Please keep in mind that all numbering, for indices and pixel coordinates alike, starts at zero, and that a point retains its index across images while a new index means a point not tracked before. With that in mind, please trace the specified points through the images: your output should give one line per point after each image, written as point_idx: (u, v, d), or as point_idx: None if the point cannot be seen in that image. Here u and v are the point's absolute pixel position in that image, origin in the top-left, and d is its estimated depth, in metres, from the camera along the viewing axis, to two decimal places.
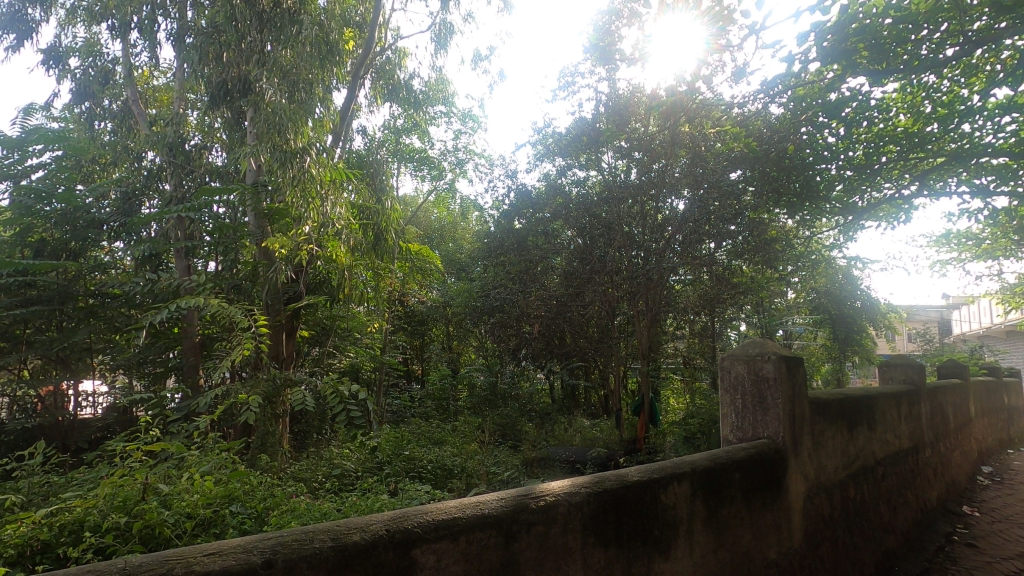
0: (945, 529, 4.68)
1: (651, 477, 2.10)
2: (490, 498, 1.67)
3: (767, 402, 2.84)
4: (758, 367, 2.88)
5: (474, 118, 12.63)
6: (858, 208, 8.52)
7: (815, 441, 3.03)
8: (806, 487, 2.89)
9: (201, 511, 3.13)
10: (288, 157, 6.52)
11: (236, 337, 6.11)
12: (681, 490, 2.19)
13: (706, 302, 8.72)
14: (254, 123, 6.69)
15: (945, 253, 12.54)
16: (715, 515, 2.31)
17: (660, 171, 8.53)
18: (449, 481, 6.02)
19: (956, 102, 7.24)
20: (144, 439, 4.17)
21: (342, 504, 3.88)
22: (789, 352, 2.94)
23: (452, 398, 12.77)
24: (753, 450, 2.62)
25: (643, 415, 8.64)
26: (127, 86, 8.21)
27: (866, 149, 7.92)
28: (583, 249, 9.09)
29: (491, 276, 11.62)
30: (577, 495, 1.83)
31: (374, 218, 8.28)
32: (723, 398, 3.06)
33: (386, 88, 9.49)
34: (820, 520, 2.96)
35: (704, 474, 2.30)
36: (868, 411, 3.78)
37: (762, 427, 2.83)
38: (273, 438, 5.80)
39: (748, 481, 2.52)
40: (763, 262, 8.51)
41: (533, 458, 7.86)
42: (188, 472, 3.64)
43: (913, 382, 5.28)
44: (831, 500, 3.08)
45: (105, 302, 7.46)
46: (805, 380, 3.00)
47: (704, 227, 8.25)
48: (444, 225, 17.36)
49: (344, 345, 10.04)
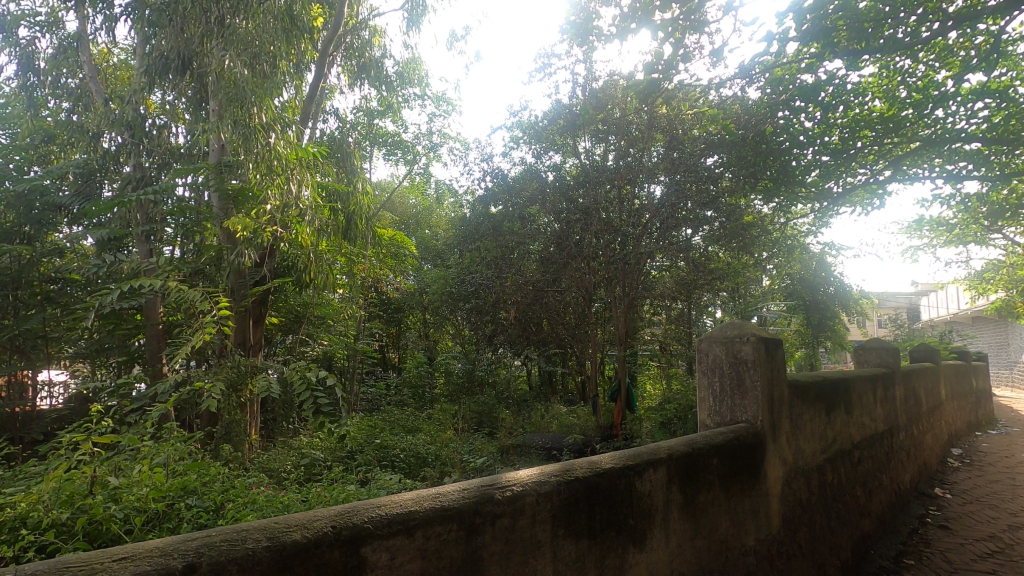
0: (918, 511, 4.69)
1: (625, 464, 1.98)
2: (451, 489, 1.54)
3: (746, 385, 2.75)
4: (737, 349, 2.79)
5: (449, 100, 12.37)
6: (833, 193, 8.53)
7: (794, 424, 2.95)
8: (785, 472, 2.81)
9: (152, 505, 2.95)
10: (249, 133, 6.24)
11: (198, 322, 5.88)
12: (658, 477, 2.08)
13: (682, 288, 8.68)
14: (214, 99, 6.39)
15: (916, 238, 12.68)
16: (692, 502, 2.21)
17: (638, 156, 8.45)
18: (422, 469, 5.90)
19: (930, 88, 7.25)
20: (94, 431, 3.92)
21: (306, 495, 3.72)
22: (768, 334, 2.85)
23: (428, 386, 12.63)
24: (732, 434, 2.52)
25: (620, 400, 8.60)
26: (85, 61, 7.72)
27: (841, 134, 7.95)
28: (560, 234, 9.04)
29: (467, 262, 11.44)
30: (546, 484, 1.71)
31: (345, 201, 8.05)
32: (700, 380, 2.96)
33: (357, 66, 9.23)
34: (798, 505, 2.88)
35: (681, 460, 2.20)
36: (845, 394, 3.72)
37: (740, 411, 2.74)
38: (239, 428, 5.58)
39: (726, 466, 2.43)
40: (739, 247, 8.50)
41: (510, 445, 7.79)
42: (139, 464, 3.41)
43: (888, 365, 5.27)
44: (809, 484, 3.01)
45: (63, 288, 7.17)
46: (784, 362, 2.92)
47: (681, 211, 8.22)
48: (420, 212, 17.11)
49: (317, 332, 9.85)
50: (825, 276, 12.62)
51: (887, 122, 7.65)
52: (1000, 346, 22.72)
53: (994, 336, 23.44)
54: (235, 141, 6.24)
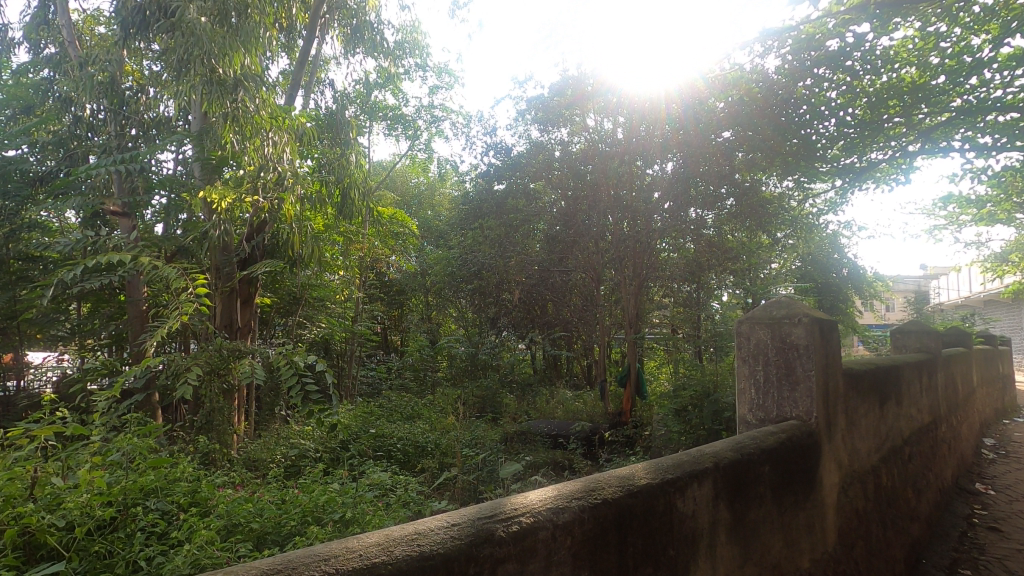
0: (964, 511, 4.26)
1: (663, 478, 1.55)
2: (437, 524, 1.11)
3: (797, 375, 2.30)
4: (786, 333, 2.34)
5: (451, 72, 11.80)
6: (856, 168, 7.82)
7: (849, 420, 2.51)
8: (841, 478, 2.38)
9: (99, 511, 2.56)
10: (220, 91, 5.73)
11: (174, 301, 5.45)
12: (702, 493, 1.65)
13: (692, 270, 8.29)
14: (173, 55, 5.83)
15: (939, 218, 12.05)
16: (741, 522, 1.78)
17: (646, 133, 8.01)
18: (420, 460, 5.53)
19: (965, 54, 6.67)
20: (49, 421, 3.51)
21: (281, 496, 3.32)
22: (822, 314, 2.40)
23: (430, 369, 12.24)
24: (784, 435, 2.09)
25: (629, 386, 8.18)
26: (64, 27, 7.11)
27: (867, 104, 7.39)
28: (567, 212, 8.78)
29: (469, 241, 10.97)
30: (565, 512, 1.28)
31: (337, 175, 7.56)
32: (739, 368, 2.50)
33: (350, 30, 8.65)
34: (855, 515, 2.45)
35: (730, 470, 1.77)
36: (896, 383, 3.28)
37: (790, 406, 2.31)
38: (221, 416, 5.18)
39: (779, 475, 1.99)
40: (755, 227, 8.14)
41: (513, 432, 7.41)
42: (92, 461, 2.99)
43: (928, 351, 4.83)
44: (865, 491, 2.58)
45: (42, 267, 6.81)
46: (839, 347, 2.48)
47: (694, 190, 7.99)
48: (422, 191, 16.70)
49: (315, 315, 9.49)
50: (840, 258, 12.15)
51: (917, 90, 6.99)
52: (1018, 330, 22.17)
53: (1010, 320, 22.84)
54: (205, 100, 5.76)
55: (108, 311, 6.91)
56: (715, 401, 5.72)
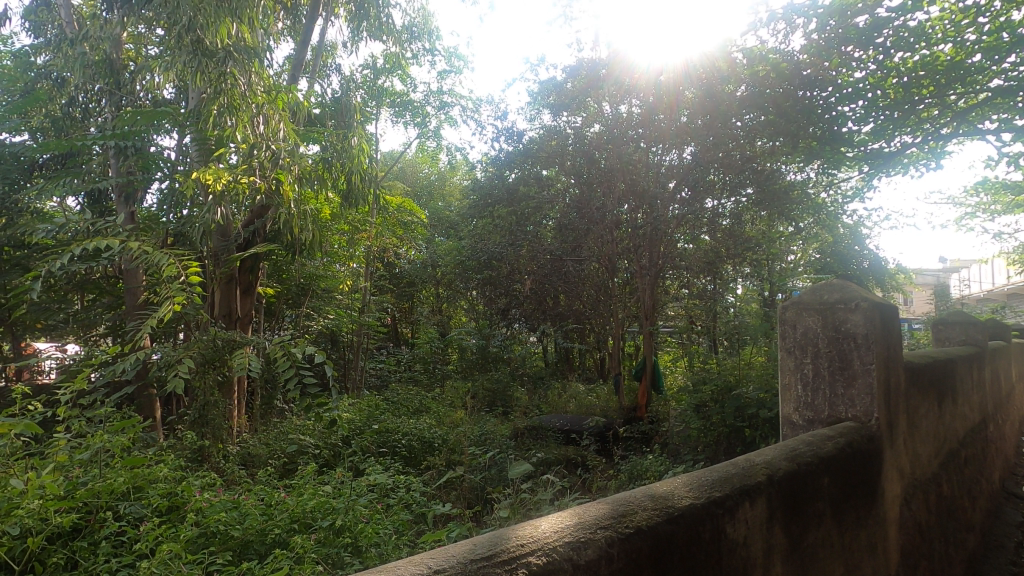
0: (1016, 519, 3.90)
1: (709, 497, 1.24)
2: (411, 570, 0.81)
3: (854, 369, 1.98)
4: (840, 320, 2.01)
5: (461, 56, 11.45)
6: (886, 154, 7.41)
7: (910, 421, 2.18)
8: (902, 489, 2.05)
9: (56, 519, 2.30)
10: (208, 63, 5.44)
11: (166, 288, 5.18)
12: (755, 514, 1.34)
13: (709, 261, 7.64)
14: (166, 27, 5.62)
15: (968, 206, 11.52)
16: (800, 547, 1.46)
17: (663, 122, 7.51)
18: (426, 457, 5.26)
19: (1005, 30, 6.18)
20: (19, 415, 3.25)
21: (268, 498, 3.04)
22: (881, 298, 2.07)
23: (440, 362, 11.94)
24: (843, 440, 1.77)
25: (645, 380, 7.83)
26: (61, 6, 6.73)
27: (902, 82, 6.86)
28: (580, 198, 8.34)
29: (479, 230, 10.65)
30: (588, 547, 0.97)
31: (339, 157, 7.16)
32: (783, 361, 2.15)
33: (355, 7, 8.31)
34: (917, 531, 2.13)
35: (786, 485, 1.45)
36: (951, 378, 2.94)
37: (844, 405, 1.99)
38: (217, 410, 4.91)
39: (838, 487, 1.68)
40: (778, 213, 7.53)
41: (524, 427, 7.09)
42: (58, 461, 2.73)
43: (975, 344, 4.46)
44: (927, 502, 2.25)
45: (38, 253, 6.59)
46: (900, 337, 2.15)
47: (711, 179, 7.47)
48: (434, 182, 16.42)
49: (323, 305, 9.25)
50: (861, 250, 11.35)
51: (951, 69, 6.50)
52: None
53: None
54: (196, 74, 5.48)
55: (106, 300, 6.69)
56: (737, 397, 5.35)
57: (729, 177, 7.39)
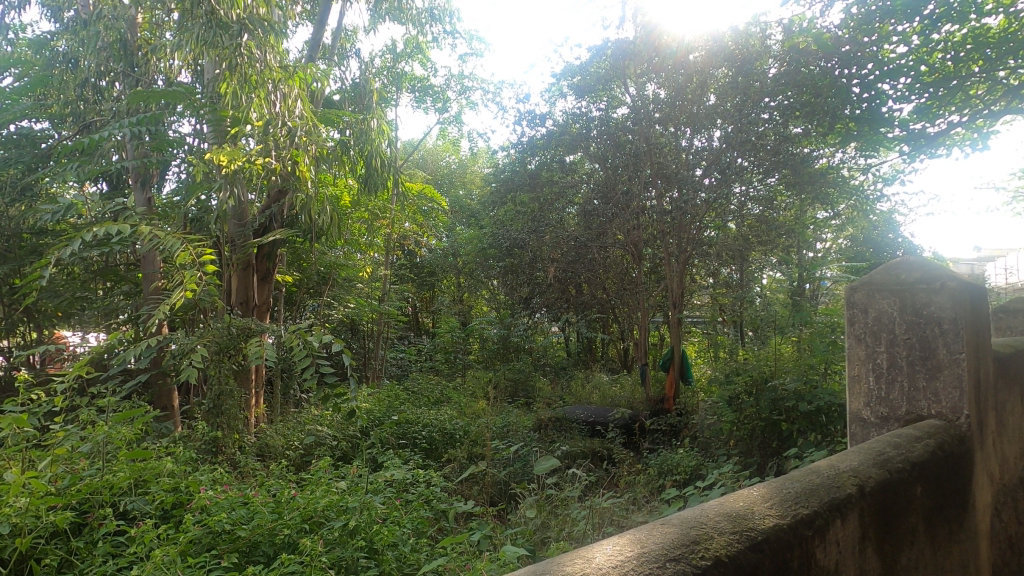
0: None
1: (795, 515, 1.00)
2: None
3: (939, 360, 1.72)
4: (923, 303, 1.73)
5: (482, 39, 11.18)
6: (929, 136, 6.66)
7: (998, 419, 1.91)
8: (991, 496, 1.79)
9: (48, 517, 2.16)
10: (220, 36, 5.30)
11: (179, 274, 5.04)
12: (847, 534, 1.10)
13: (738, 248, 7.42)
14: (180, 5, 5.46)
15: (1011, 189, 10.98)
16: (893, 570, 1.22)
17: (695, 101, 7.19)
18: (447, 449, 5.09)
19: None
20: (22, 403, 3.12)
21: (278, 494, 2.86)
22: (971, 278, 1.79)
23: (461, 352, 11.79)
24: (933, 442, 1.52)
25: (672, 371, 7.54)
26: None
27: (949, 58, 6.19)
28: (604, 184, 8.05)
29: (501, 215, 10.40)
30: None
31: (358, 142, 6.91)
32: (850, 350, 1.88)
33: None
34: (1006, 544, 1.86)
35: (878, 496, 1.21)
36: None
37: (927, 402, 1.73)
38: (232, 400, 4.75)
39: (932, 496, 1.43)
40: (811, 197, 7.05)
41: (548, 418, 6.88)
42: (58, 453, 2.59)
43: None
44: (1015, 510, 1.98)
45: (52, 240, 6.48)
46: (989, 323, 1.87)
47: (738, 167, 7.04)
48: (455, 170, 16.22)
49: (342, 294, 9.13)
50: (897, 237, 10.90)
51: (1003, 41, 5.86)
52: None
53: None
54: (209, 47, 5.32)
55: (123, 288, 6.59)
56: (773, 389, 5.06)
57: (761, 161, 6.93)
